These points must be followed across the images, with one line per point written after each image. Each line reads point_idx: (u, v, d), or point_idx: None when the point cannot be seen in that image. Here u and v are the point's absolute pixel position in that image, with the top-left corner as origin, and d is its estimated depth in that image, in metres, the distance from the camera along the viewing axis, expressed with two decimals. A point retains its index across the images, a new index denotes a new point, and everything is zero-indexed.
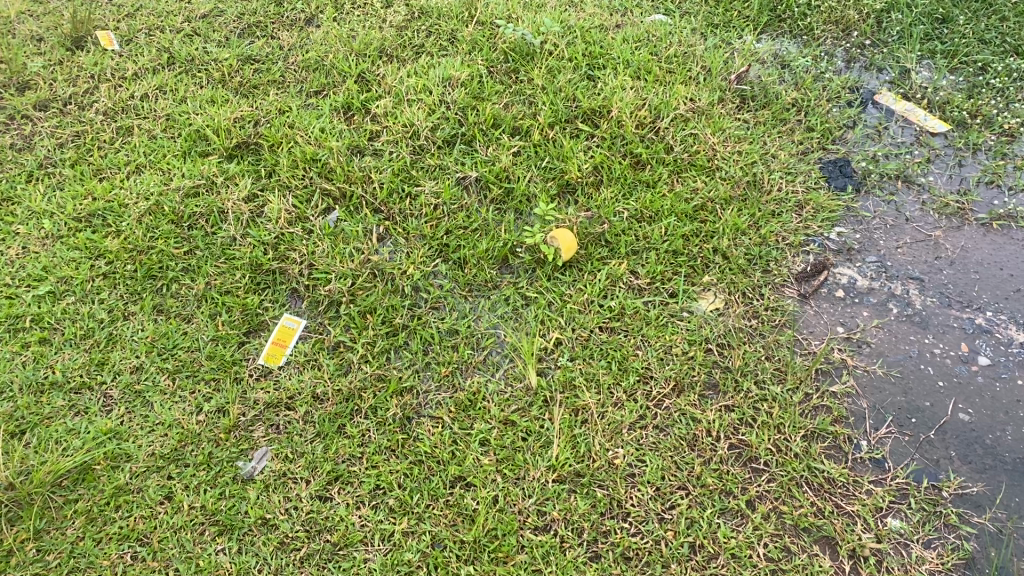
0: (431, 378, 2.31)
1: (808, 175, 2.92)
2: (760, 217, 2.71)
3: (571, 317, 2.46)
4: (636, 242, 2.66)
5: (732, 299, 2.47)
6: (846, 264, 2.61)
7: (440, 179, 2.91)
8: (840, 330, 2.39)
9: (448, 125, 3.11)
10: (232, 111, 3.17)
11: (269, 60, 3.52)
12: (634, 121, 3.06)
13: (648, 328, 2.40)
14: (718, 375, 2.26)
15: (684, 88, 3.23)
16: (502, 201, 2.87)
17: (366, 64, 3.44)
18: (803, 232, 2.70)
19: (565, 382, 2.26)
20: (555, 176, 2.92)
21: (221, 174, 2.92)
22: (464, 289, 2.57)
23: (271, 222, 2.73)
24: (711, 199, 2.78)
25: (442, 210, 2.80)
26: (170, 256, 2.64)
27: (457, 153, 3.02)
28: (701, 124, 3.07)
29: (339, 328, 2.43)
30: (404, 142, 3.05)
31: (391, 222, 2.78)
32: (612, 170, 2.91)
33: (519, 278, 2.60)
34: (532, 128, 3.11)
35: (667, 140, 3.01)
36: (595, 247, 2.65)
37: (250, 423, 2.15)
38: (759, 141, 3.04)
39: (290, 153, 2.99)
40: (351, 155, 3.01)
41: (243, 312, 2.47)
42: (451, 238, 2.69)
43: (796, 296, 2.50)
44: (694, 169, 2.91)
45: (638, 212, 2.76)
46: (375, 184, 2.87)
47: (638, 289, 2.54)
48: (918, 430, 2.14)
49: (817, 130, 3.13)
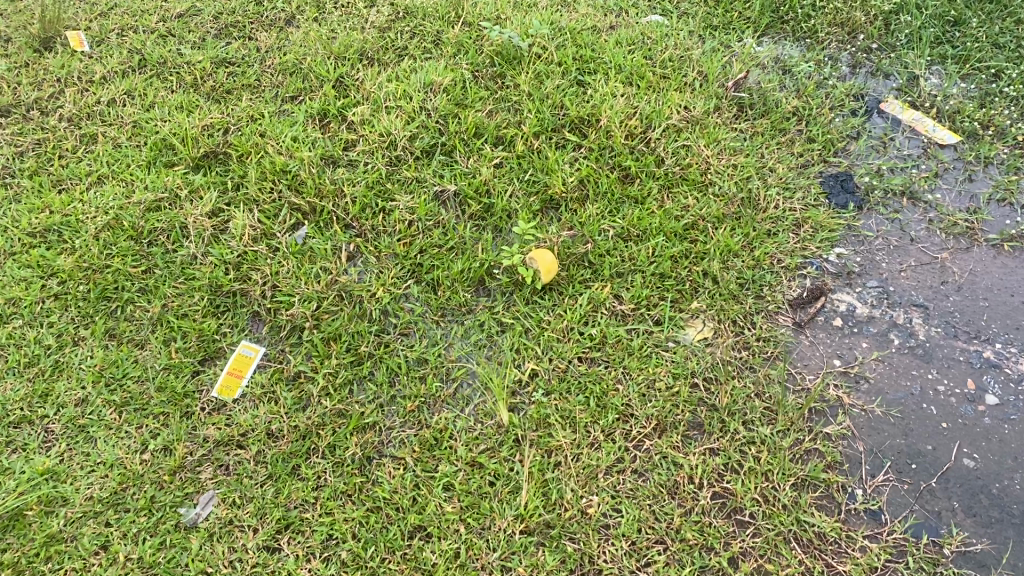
0: (395, 413, 2.15)
1: (807, 191, 2.74)
2: (755, 237, 2.54)
3: (549, 346, 2.30)
4: (621, 264, 2.50)
5: (721, 327, 2.30)
6: (845, 290, 2.44)
7: (416, 194, 2.75)
8: (836, 364, 2.23)
9: (427, 134, 2.94)
10: (201, 118, 3.02)
11: (244, 63, 3.35)
12: (623, 131, 2.89)
13: (630, 359, 2.24)
14: (704, 415, 2.10)
15: (678, 96, 3.05)
16: (481, 217, 2.71)
17: (345, 68, 3.27)
18: (800, 253, 2.53)
19: (538, 420, 2.10)
20: (537, 191, 2.75)
21: (185, 186, 2.76)
22: (436, 313, 2.41)
23: (235, 239, 2.58)
24: (702, 217, 2.61)
25: (417, 227, 2.64)
26: (126, 275, 2.49)
27: (436, 164, 2.86)
28: (695, 135, 2.90)
29: (300, 356, 2.27)
30: (380, 152, 2.89)
31: (363, 239, 2.63)
32: (599, 184, 2.75)
33: (495, 302, 2.44)
34: (516, 138, 2.95)
35: (658, 152, 2.83)
36: (577, 269, 2.49)
37: (197, 463, 2.02)
38: (756, 153, 2.87)
39: (259, 164, 2.83)
40: (323, 166, 2.85)
41: (199, 338, 2.33)
42: (424, 258, 2.54)
43: (790, 324, 2.33)
44: (686, 183, 2.74)
45: (624, 231, 2.59)
46: (346, 199, 2.71)
47: (621, 315, 2.38)
48: (919, 477, 1.97)
49: (818, 142, 2.95)
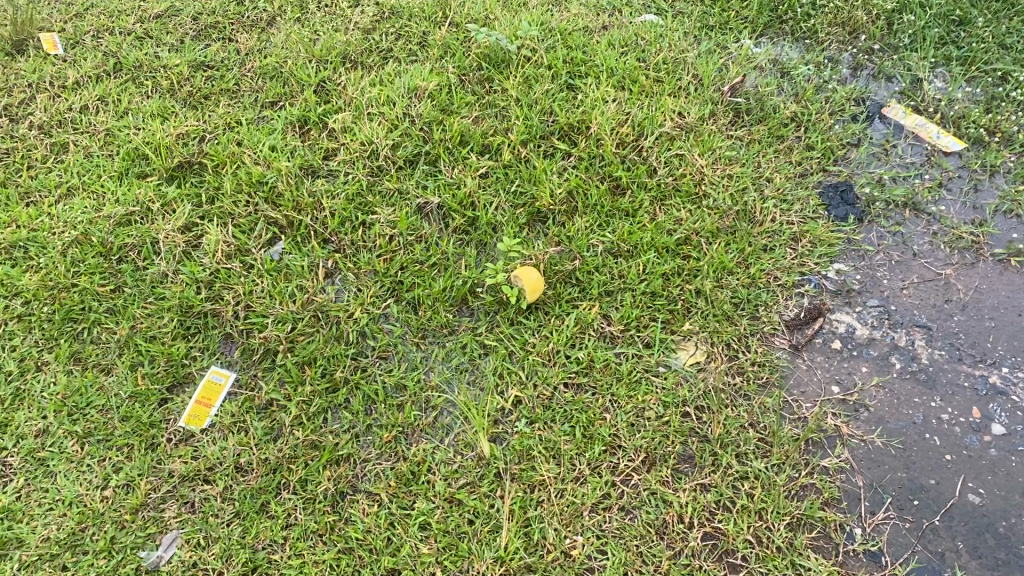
0: (371, 444, 2.05)
1: (806, 203, 2.63)
2: (750, 253, 2.43)
3: (533, 371, 2.19)
4: (610, 281, 2.39)
5: (714, 351, 2.19)
6: (844, 309, 2.33)
7: (398, 206, 2.64)
8: (834, 390, 2.12)
9: (411, 142, 2.83)
10: (176, 126, 2.91)
11: (223, 66, 3.23)
12: (614, 139, 2.78)
13: (619, 386, 2.13)
14: (695, 446, 2.00)
15: (672, 101, 2.94)
16: (465, 231, 2.60)
17: (327, 71, 3.15)
18: (797, 270, 2.42)
19: (521, 452, 2.00)
20: (525, 203, 2.64)
21: (158, 198, 2.65)
22: (416, 335, 2.31)
23: (207, 256, 2.47)
24: (696, 231, 2.50)
25: (398, 242, 2.54)
26: (93, 295, 2.38)
27: (419, 174, 2.75)
28: (689, 143, 2.78)
29: (273, 383, 2.17)
30: (361, 162, 2.78)
31: (341, 255, 2.52)
32: (588, 196, 2.64)
33: (479, 322, 2.33)
34: (503, 146, 2.83)
35: (650, 161, 2.72)
36: (564, 287, 2.39)
37: (160, 501, 1.94)
38: (753, 163, 2.76)
39: (235, 174, 2.72)
40: (302, 177, 2.74)
41: (168, 363, 2.22)
42: (405, 275, 2.43)
43: (786, 347, 2.22)
44: (679, 195, 2.63)
45: (614, 246, 2.48)
46: (325, 212, 2.60)
47: (609, 337, 2.27)
48: (921, 515, 1.87)
49: (818, 149, 2.84)
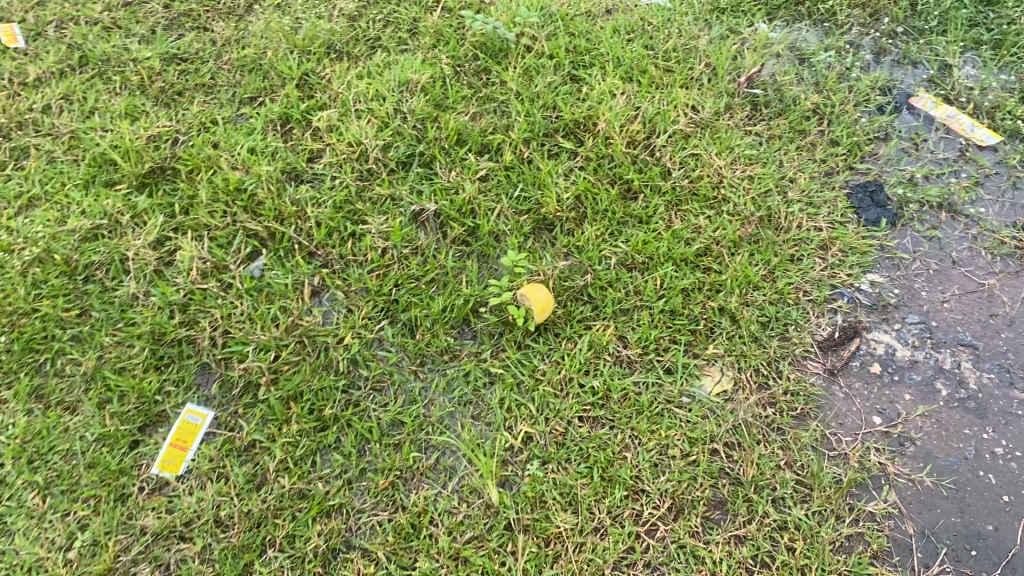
0: (365, 492, 1.86)
1: (833, 206, 2.43)
2: (777, 265, 2.23)
3: (544, 403, 1.99)
4: (626, 298, 2.18)
5: (742, 378, 1.99)
6: (882, 327, 2.13)
7: (390, 215, 2.42)
8: (876, 421, 1.93)
9: (403, 142, 2.60)
10: (146, 127, 2.67)
11: (197, 59, 2.98)
12: (624, 138, 2.57)
13: (639, 419, 1.93)
14: (727, 490, 1.81)
15: (684, 94, 2.72)
16: (464, 241, 2.38)
17: (310, 64, 2.91)
18: (828, 282, 2.21)
19: (533, 499, 1.81)
20: (529, 209, 2.43)
21: (127, 209, 2.42)
22: (414, 362, 2.09)
23: (181, 275, 2.25)
24: (717, 240, 2.29)
25: (391, 255, 2.32)
26: (56, 321, 2.16)
27: (413, 178, 2.53)
28: (705, 141, 2.57)
29: (255, 422, 1.96)
30: (349, 165, 2.55)
31: (329, 271, 2.30)
32: (598, 202, 2.42)
33: (482, 346, 2.12)
34: (503, 145, 2.61)
35: (663, 162, 2.51)
36: (576, 305, 2.18)
37: (131, 563, 1.75)
38: (774, 161, 2.54)
39: (211, 181, 2.50)
40: (284, 183, 2.52)
41: (139, 400, 2.01)
42: (400, 294, 2.22)
43: (821, 372, 2.02)
44: (696, 199, 2.42)
45: (627, 257, 2.27)
46: (310, 222, 2.38)
47: (626, 362, 2.07)
48: (980, 568, 1.70)
49: (843, 145, 2.63)
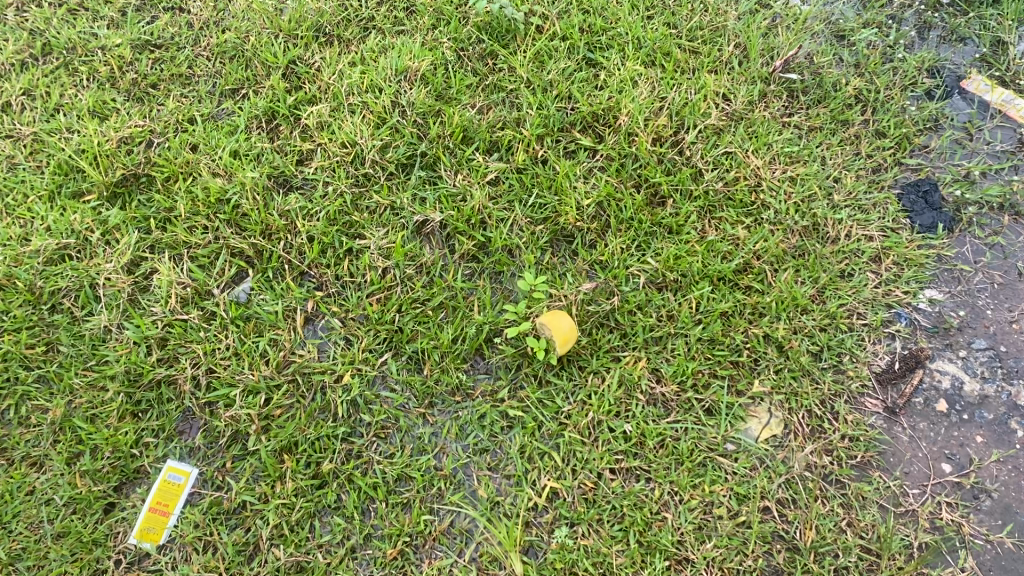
0: (372, 561, 1.66)
1: (883, 210, 2.18)
2: (826, 283, 2.00)
3: (570, 452, 1.77)
4: (658, 325, 1.94)
5: (793, 421, 1.78)
6: (946, 355, 1.90)
7: (390, 227, 2.17)
8: (947, 470, 1.72)
9: (403, 141, 2.34)
10: (116, 127, 2.40)
11: (172, 45, 2.69)
12: (649, 135, 2.31)
13: (679, 472, 1.72)
14: (781, 558, 1.62)
15: (714, 81, 2.45)
16: (474, 256, 2.13)
17: (297, 49, 2.63)
18: (883, 303, 1.98)
19: (561, 570, 1.61)
20: (545, 218, 2.18)
21: (96, 225, 2.17)
22: (422, 403, 1.87)
23: (158, 303, 2.01)
24: (757, 255, 2.05)
25: (393, 275, 2.07)
26: (20, 360, 1.93)
27: (415, 183, 2.27)
28: (739, 136, 2.31)
29: (245, 479, 1.75)
30: (343, 169, 2.29)
31: (324, 295, 2.06)
32: (622, 210, 2.18)
33: (498, 382, 1.89)
34: (514, 143, 2.35)
35: (693, 162, 2.26)
36: (602, 332, 1.94)
37: None
38: (816, 157, 2.29)
39: (191, 190, 2.24)
40: (272, 191, 2.26)
41: (113, 454, 1.78)
42: (405, 322, 1.98)
43: (880, 411, 1.80)
44: (731, 206, 2.17)
45: (658, 275, 2.03)
46: (301, 237, 2.14)
47: (661, 401, 1.84)
48: None
49: (891, 137, 2.37)
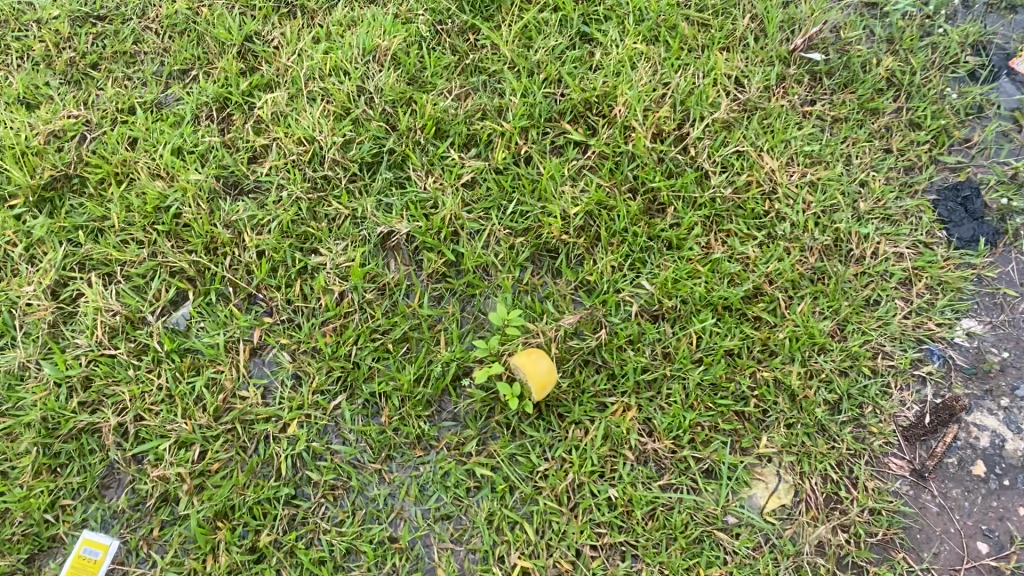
0: None
1: (916, 221, 1.89)
2: (849, 315, 1.72)
3: (545, 522, 1.55)
4: (651, 365, 1.68)
5: (805, 488, 1.54)
6: (985, 405, 1.64)
7: (349, 239, 1.90)
8: (982, 550, 1.49)
9: (367, 136, 2.04)
10: (47, 119, 2.11)
11: (117, 16, 2.35)
12: (648, 129, 2.00)
13: (671, 551, 1.51)
14: None
15: (725, 62, 2.12)
16: (445, 275, 1.87)
17: (254, 23, 2.28)
18: (913, 339, 1.71)
19: None
20: (526, 228, 1.90)
21: (19, 238, 1.91)
22: (378, 458, 1.64)
23: (83, 333, 1.77)
24: (769, 279, 1.77)
25: (351, 299, 1.82)
26: None
27: (380, 186, 1.99)
28: (753, 131, 2.00)
29: (173, 552, 1.54)
30: (298, 171, 2.01)
31: (274, 322, 1.81)
32: (615, 220, 1.89)
33: (466, 432, 1.65)
34: (494, 137, 2.05)
35: (699, 163, 1.95)
36: (586, 372, 1.69)
37: None
38: (840, 156, 1.98)
39: (127, 196, 1.98)
40: (218, 198, 2.00)
41: (25, 520, 1.58)
42: (362, 358, 1.73)
43: (907, 475, 1.56)
44: (740, 215, 1.88)
45: (653, 301, 1.76)
46: (249, 253, 1.88)
47: (653, 459, 1.60)
48: None
49: (927, 129, 2.05)
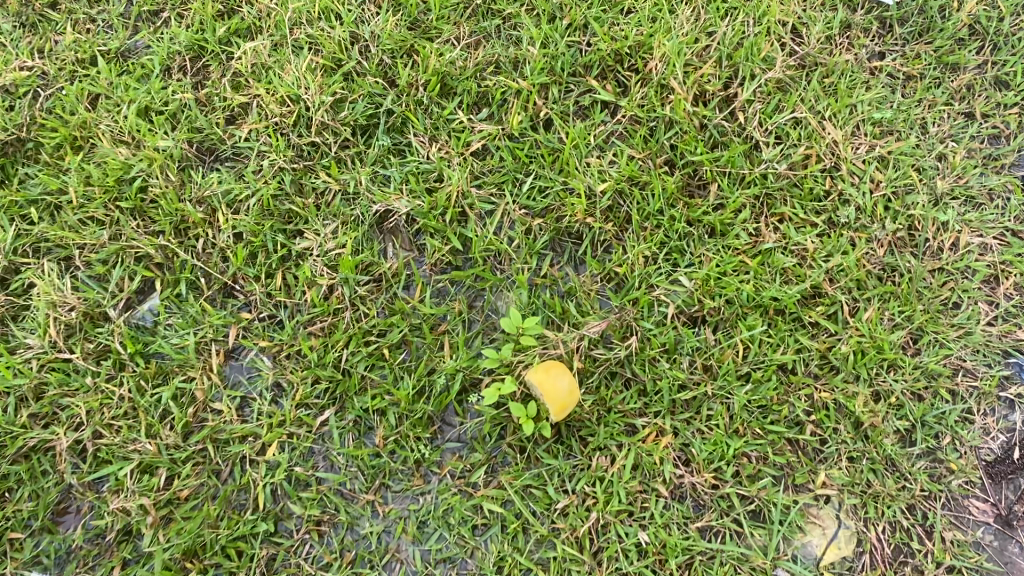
0: None
1: (1002, 205, 1.61)
2: (924, 322, 1.47)
3: (563, 569, 1.34)
4: (689, 381, 1.44)
5: (870, 538, 1.34)
6: None
7: (340, 219, 1.63)
8: None
9: (362, 94, 1.73)
10: None
11: None
12: (689, 90, 1.69)
13: None
14: None
15: (779, 5, 1.76)
16: (450, 264, 1.62)
17: None
18: (1000, 351, 1.46)
19: None
20: (545, 209, 1.63)
21: None
22: (372, 487, 1.43)
23: (34, 332, 1.53)
24: (831, 277, 1.51)
25: (342, 294, 1.57)
26: None
27: (375, 155, 1.69)
28: (812, 92, 1.69)
29: None
30: (279, 137, 1.71)
31: (253, 320, 1.57)
32: (649, 200, 1.61)
33: (473, 457, 1.43)
34: (509, 95, 1.73)
35: (747, 133, 1.65)
36: (612, 390, 1.45)
37: None
38: (914, 123, 1.68)
39: (86, 165, 1.70)
40: (191, 168, 1.72)
41: None
42: (355, 364, 1.50)
43: (992, 523, 1.36)
44: (797, 196, 1.60)
45: (693, 301, 1.50)
46: (225, 236, 1.62)
47: (690, 495, 1.39)
48: None
49: (1016, 90, 1.73)
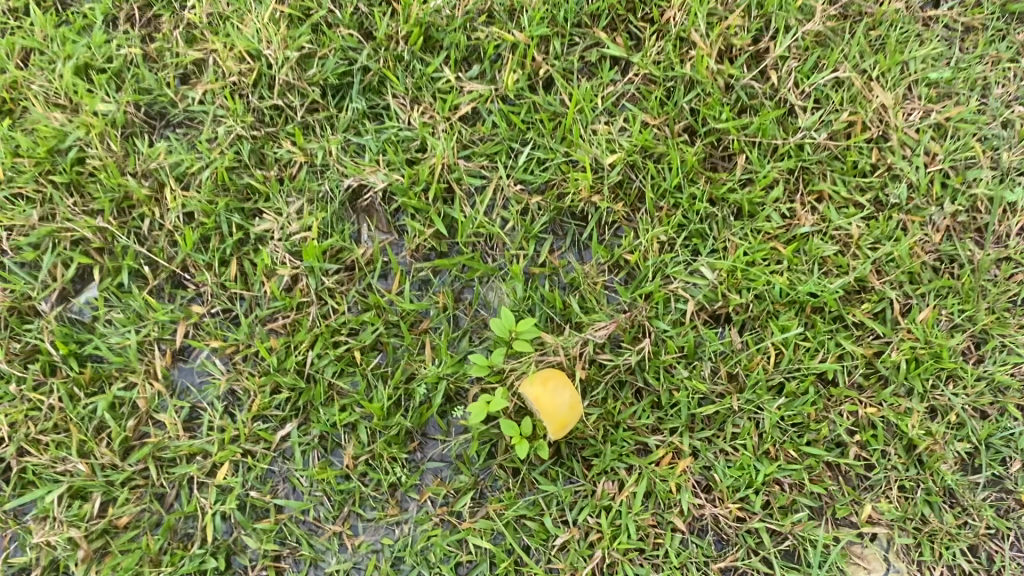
0: None
1: None
2: (990, 324, 1.27)
3: None
4: (712, 394, 1.25)
5: None
6: None
7: (303, 196, 1.38)
8: None
9: (333, 48, 1.43)
10: None
11: None
12: (713, 45, 1.40)
13: None
14: None
15: None
16: (435, 249, 1.39)
17: None
18: None
19: None
20: (545, 185, 1.38)
21: None
22: (339, 516, 1.26)
23: None
24: (879, 269, 1.30)
25: (308, 287, 1.34)
26: None
27: (348, 120, 1.42)
28: (857, 48, 1.39)
29: None
30: (235, 101, 1.42)
31: (205, 316, 1.35)
32: (665, 175, 1.36)
33: (460, 482, 1.25)
34: (503, 50, 1.44)
35: (780, 96, 1.39)
36: (619, 403, 1.25)
37: None
38: (980, 83, 1.39)
39: (15, 133, 1.40)
40: (138, 138, 1.43)
41: None
42: (325, 370, 1.30)
43: None
44: (838, 169, 1.36)
45: (715, 295, 1.28)
46: (171, 218, 1.37)
47: (711, 528, 1.24)
48: None
49: None
